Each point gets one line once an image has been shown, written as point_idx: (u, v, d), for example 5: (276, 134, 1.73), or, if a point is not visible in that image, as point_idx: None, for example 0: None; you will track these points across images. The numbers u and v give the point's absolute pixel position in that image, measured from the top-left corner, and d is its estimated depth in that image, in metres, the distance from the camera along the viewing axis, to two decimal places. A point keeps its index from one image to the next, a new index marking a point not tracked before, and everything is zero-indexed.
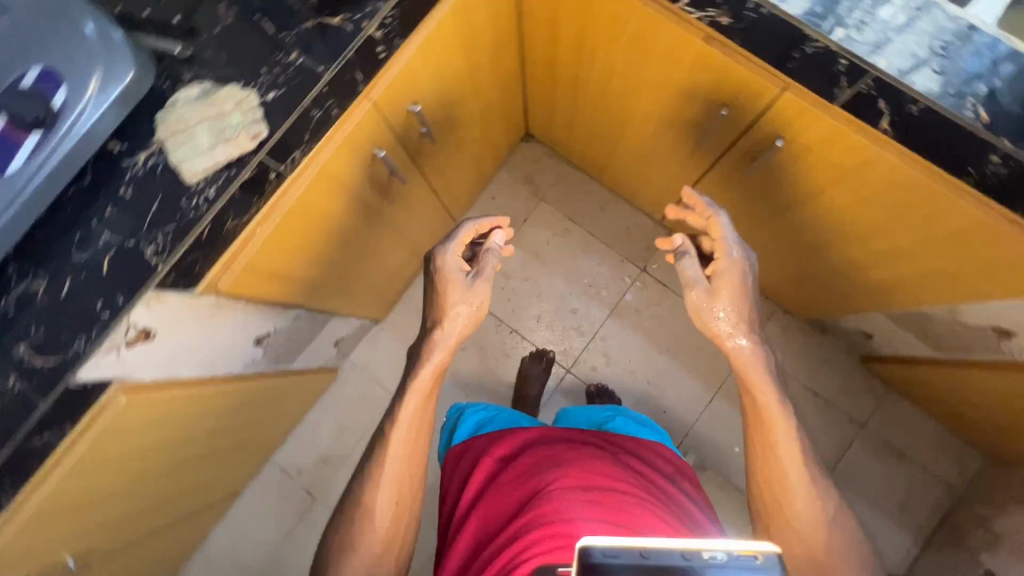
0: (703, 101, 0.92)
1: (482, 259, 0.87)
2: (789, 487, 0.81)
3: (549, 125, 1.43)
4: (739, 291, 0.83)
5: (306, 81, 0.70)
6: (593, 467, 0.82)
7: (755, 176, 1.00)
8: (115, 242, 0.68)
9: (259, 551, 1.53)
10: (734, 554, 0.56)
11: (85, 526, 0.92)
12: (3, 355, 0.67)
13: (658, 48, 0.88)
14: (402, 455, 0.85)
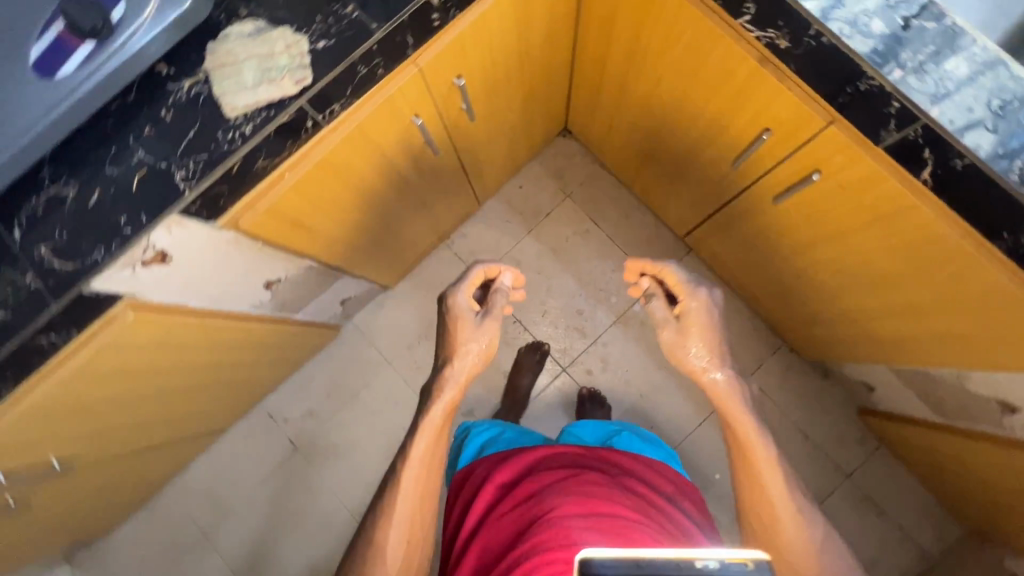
0: (745, 124, 0.91)
1: (490, 299, 0.96)
2: (777, 516, 0.81)
3: (588, 123, 1.43)
4: (707, 328, 0.91)
5: (358, 36, 0.70)
6: (593, 492, 0.82)
7: (783, 208, 0.99)
8: (148, 163, 0.70)
9: (234, 489, 1.57)
10: (728, 562, 0.53)
11: (73, 433, 0.95)
12: (26, 253, 0.69)
13: (709, 63, 0.87)
14: (414, 491, 0.86)
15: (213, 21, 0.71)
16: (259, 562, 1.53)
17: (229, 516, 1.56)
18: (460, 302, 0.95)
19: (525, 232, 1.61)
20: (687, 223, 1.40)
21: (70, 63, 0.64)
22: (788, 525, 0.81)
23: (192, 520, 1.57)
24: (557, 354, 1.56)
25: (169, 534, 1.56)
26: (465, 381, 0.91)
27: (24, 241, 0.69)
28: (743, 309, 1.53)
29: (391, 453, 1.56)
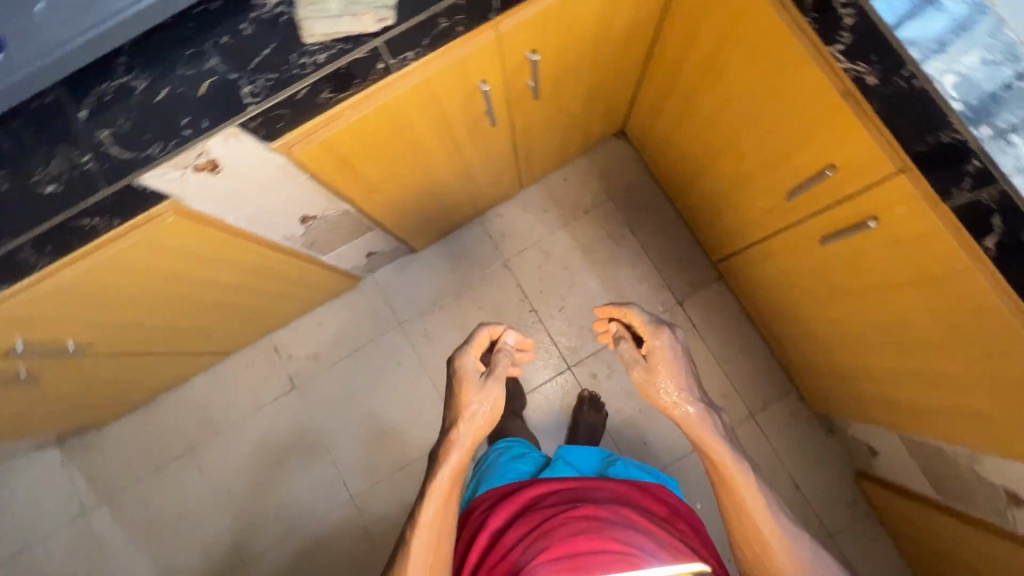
0: (810, 159, 0.88)
1: (495, 359, 0.95)
2: (769, 545, 0.81)
3: (647, 130, 1.41)
4: (674, 365, 0.89)
5: None
6: (577, 531, 0.82)
7: (829, 251, 0.96)
8: (219, 72, 0.70)
9: (227, 412, 1.60)
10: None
11: (93, 320, 0.97)
12: (88, 134, 0.71)
13: (787, 89, 0.85)
14: (424, 562, 0.83)
15: None
16: (237, 486, 1.57)
17: (217, 437, 1.60)
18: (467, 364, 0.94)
19: (560, 225, 1.60)
20: (726, 250, 1.37)
21: None
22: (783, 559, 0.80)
23: (182, 433, 1.60)
24: (566, 351, 1.56)
25: (158, 442, 1.60)
26: (471, 446, 0.89)
27: (88, 123, 0.71)
28: (761, 347, 1.50)
29: (384, 411, 1.57)
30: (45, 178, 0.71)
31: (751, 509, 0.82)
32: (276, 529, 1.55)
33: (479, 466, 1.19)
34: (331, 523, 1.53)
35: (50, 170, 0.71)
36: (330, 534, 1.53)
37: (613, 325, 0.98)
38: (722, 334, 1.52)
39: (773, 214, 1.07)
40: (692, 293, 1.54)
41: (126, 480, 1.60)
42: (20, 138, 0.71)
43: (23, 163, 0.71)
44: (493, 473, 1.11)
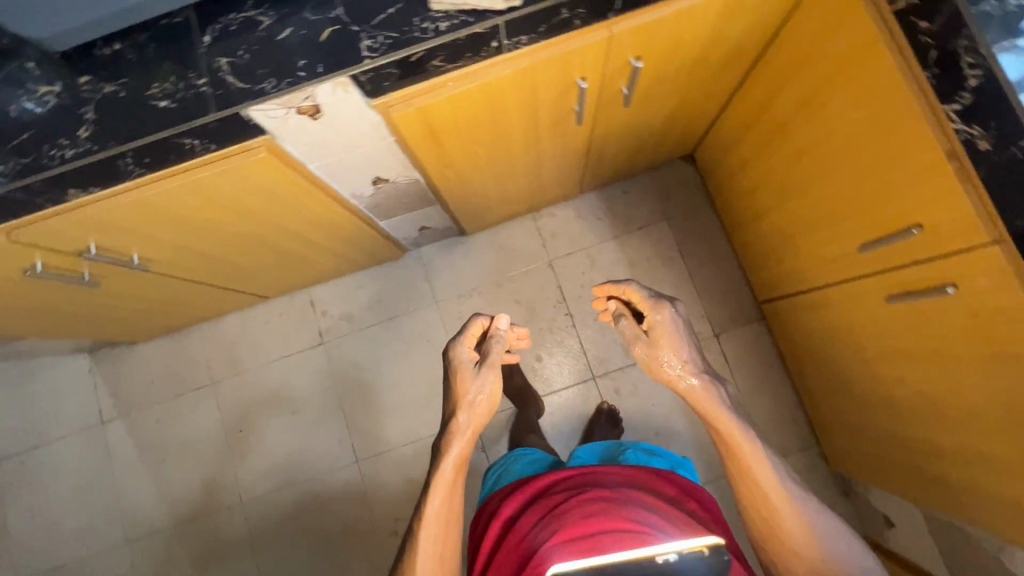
0: (893, 215, 0.87)
1: (488, 347, 0.92)
2: (777, 510, 0.84)
3: (718, 158, 1.40)
4: (675, 337, 0.86)
5: None
6: (584, 514, 0.81)
7: (894, 310, 0.95)
8: (343, 21, 0.72)
9: (254, 354, 1.63)
10: (682, 553, 0.73)
11: (163, 239, 1.00)
12: (207, 58, 0.73)
13: (885, 141, 0.84)
14: (433, 548, 0.86)
15: None
16: (249, 427, 1.60)
17: (239, 377, 1.63)
18: (462, 355, 0.92)
19: (612, 236, 1.59)
20: (777, 292, 1.36)
21: None
22: (791, 525, 0.84)
23: (206, 366, 1.64)
24: (594, 361, 1.56)
25: (181, 370, 1.64)
26: (472, 434, 0.89)
27: (210, 48, 0.73)
28: (791, 395, 1.48)
29: (405, 384, 1.59)
30: (160, 93, 0.73)
31: (762, 479, 0.84)
32: (279, 477, 1.58)
33: (495, 465, 1.19)
34: (333, 481, 1.56)
35: (166, 87, 0.73)
36: (331, 490, 1.56)
37: (612, 305, 0.95)
38: (754, 375, 1.49)
39: (838, 265, 1.06)
40: (730, 329, 1.53)
41: (145, 400, 1.64)
42: (145, 51, 0.74)
43: (143, 75, 0.74)
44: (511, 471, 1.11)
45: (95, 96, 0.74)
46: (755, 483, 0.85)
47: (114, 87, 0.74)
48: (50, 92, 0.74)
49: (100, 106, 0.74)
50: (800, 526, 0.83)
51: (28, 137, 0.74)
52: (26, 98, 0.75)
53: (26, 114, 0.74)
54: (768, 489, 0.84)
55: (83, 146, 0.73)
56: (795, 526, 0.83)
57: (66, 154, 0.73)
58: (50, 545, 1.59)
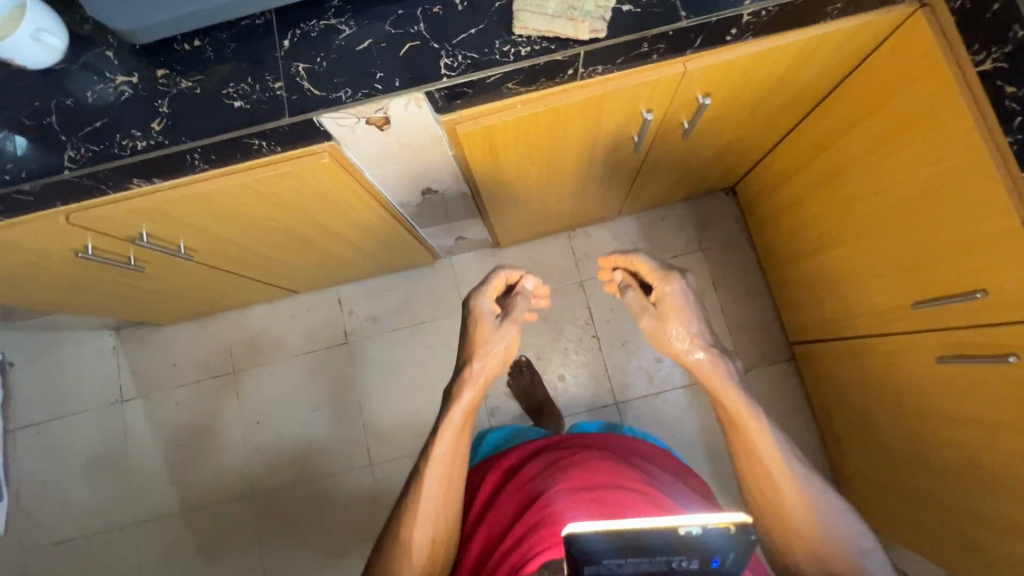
0: (954, 278, 0.86)
1: (511, 303, 0.89)
2: (777, 482, 0.76)
3: (762, 194, 1.39)
4: (685, 309, 0.81)
5: (663, 15, 0.71)
6: (591, 467, 0.86)
7: (944, 372, 0.93)
8: (423, 37, 0.72)
9: (277, 347, 1.63)
10: (709, 527, 0.56)
11: (212, 231, 1.01)
12: (285, 63, 0.74)
13: (954, 200, 0.83)
14: (439, 490, 0.81)
15: None
16: (266, 420, 1.60)
17: (260, 368, 1.63)
18: (483, 307, 0.88)
19: None
20: (812, 337, 1.34)
21: None
22: (792, 503, 0.75)
23: (229, 355, 1.64)
24: (616, 385, 1.54)
25: (205, 356, 1.64)
26: (487, 381, 0.84)
27: (288, 52, 0.74)
28: (817, 441, 1.44)
29: (425, 391, 1.59)
30: (235, 93, 0.74)
31: (763, 453, 0.76)
32: (291, 472, 1.57)
33: (496, 431, 1.21)
34: (345, 482, 1.55)
35: (242, 88, 0.74)
36: (342, 491, 1.55)
37: (618, 274, 0.90)
38: (782, 417, 1.46)
39: (883, 318, 1.05)
40: (758, 367, 1.50)
41: (166, 383, 1.64)
42: (224, 50, 0.75)
43: (220, 73, 0.74)
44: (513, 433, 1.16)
45: (171, 90, 0.74)
46: (754, 451, 0.76)
47: (190, 82, 0.74)
48: (127, 82, 0.76)
49: (174, 101, 0.74)
50: (800, 503, 0.75)
51: (101, 125, 0.75)
52: (105, 86, 0.76)
53: (103, 102, 0.75)
54: (769, 463, 0.76)
55: (154, 139, 0.74)
56: (797, 504, 0.75)
57: (138, 145, 0.74)
58: (59, 518, 1.60)
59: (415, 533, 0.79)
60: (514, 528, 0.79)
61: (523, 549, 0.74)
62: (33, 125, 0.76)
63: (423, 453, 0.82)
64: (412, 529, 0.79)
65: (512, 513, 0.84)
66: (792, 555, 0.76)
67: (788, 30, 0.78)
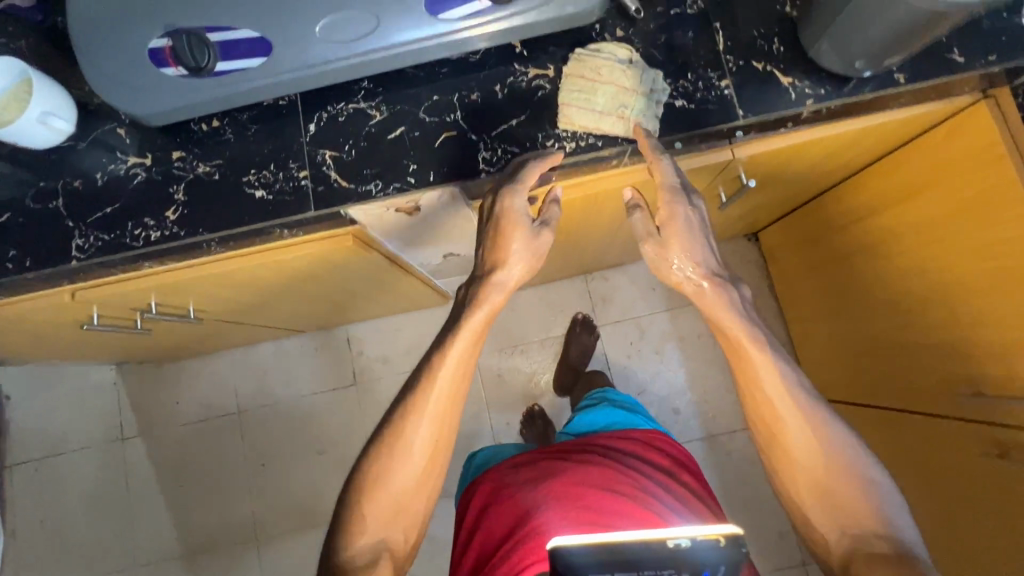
0: (990, 379, 0.85)
1: (544, 207, 0.69)
2: (781, 425, 0.67)
3: (787, 248, 1.36)
4: (693, 237, 0.67)
5: (719, 112, 0.66)
6: (583, 474, 0.78)
7: (978, 469, 0.90)
8: (460, 127, 0.68)
9: (285, 387, 1.59)
10: (697, 539, 0.54)
11: (223, 297, 0.95)
12: (310, 149, 0.69)
13: (997, 295, 0.81)
14: (445, 396, 0.67)
15: (589, 27, 0.68)
16: (271, 461, 1.56)
17: (266, 408, 1.59)
18: (516, 207, 0.65)
19: (664, 308, 1.54)
20: (835, 399, 1.30)
21: (456, 11, 0.62)
22: (801, 446, 0.67)
23: (234, 393, 1.60)
24: None
25: (209, 394, 1.60)
26: (495, 311, 0.68)
27: (314, 138, 0.69)
28: None
29: None
30: (256, 181, 0.69)
31: (772, 400, 0.68)
32: (297, 517, 1.54)
33: (485, 447, 1.04)
34: None
35: (264, 175, 0.69)
36: None
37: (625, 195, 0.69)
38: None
39: (912, 397, 1.02)
40: None
41: (170, 420, 1.59)
42: (244, 132, 0.70)
43: (241, 159, 0.69)
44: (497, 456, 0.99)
45: (187, 176, 0.70)
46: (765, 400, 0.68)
47: (208, 167, 0.70)
48: (140, 164, 0.71)
49: (191, 187, 0.70)
50: (808, 445, 0.67)
51: (112, 211, 0.70)
52: (116, 167, 0.71)
53: (114, 185, 0.71)
54: (777, 408, 0.67)
55: (168, 229, 0.69)
56: (803, 444, 0.67)
57: (151, 236, 0.69)
58: (56, 560, 1.55)
59: (412, 443, 0.67)
60: (507, 543, 0.73)
61: (513, 562, 0.70)
62: (40, 207, 0.71)
63: (414, 373, 0.69)
64: (413, 434, 0.67)
65: (502, 525, 0.76)
66: (808, 508, 0.67)
67: (847, 120, 0.73)
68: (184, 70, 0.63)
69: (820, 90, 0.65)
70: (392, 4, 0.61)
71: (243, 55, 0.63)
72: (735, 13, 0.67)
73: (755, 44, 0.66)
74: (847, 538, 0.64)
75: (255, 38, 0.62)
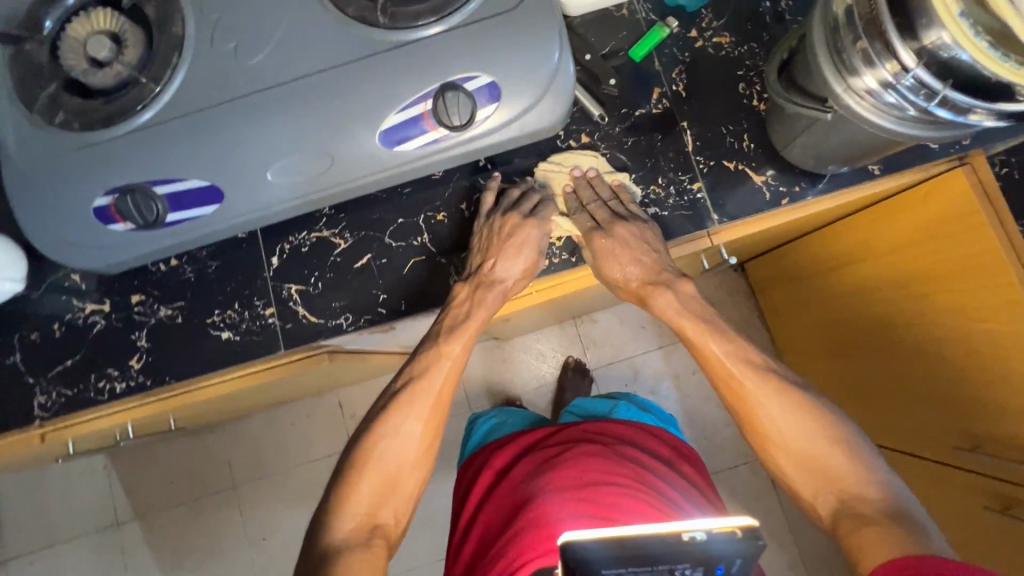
0: (971, 430, 0.85)
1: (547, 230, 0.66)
2: (752, 402, 0.62)
3: (762, 288, 1.32)
4: (631, 255, 0.64)
5: (693, 219, 0.65)
6: (581, 465, 0.70)
7: (971, 515, 0.90)
8: (429, 252, 0.67)
9: (279, 458, 1.53)
10: (715, 532, 0.43)
11: (202, 412, 0.91)
12: (275, 284, 0.66)
13: (976, 351, 0.80)
14: (435, 395, 0.64)
15: (553, 136, 0.66)
16: (271, 536, 1.50)
17: (261, 480, 1.52)
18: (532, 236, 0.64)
19: (656, 346, 1.44)
20: None
21: (414, 142, 0.60)
22: (781, 422, 0.61)
23: (228, 468, 1.54)
24: None
25: (200, 471, 1.54)
26: (475, 333, 0.63)
27: (278, 273, 0.66)
28: None
29: None
30: (222, 321, 0.66)
31: (746, 381, 0.63)
32: None
33: (488, 413, 0.93)
34: None
35: (229, 315, 0.66)
36: None
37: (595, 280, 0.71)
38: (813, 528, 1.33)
39: (897, 436, 1.02)
40: None
41: (164, 502, 1.53)
42: (205, 270, 0.67)
43: (204, 298, 0.67)
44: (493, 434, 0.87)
45: (149, 320, 0.67)
46: (732, 381, 0.63)
47: (170, 310, 0.67)
48: (98, 310, 0.68)
49: (153, 333, 0.67)
50: (790, 415, 0.61)
51: (72, 363, 0.67)
52: (73, 316, 0.68)
53: (73, 335, 0.67)
54: (754, 383, 0.62)
55: (133, 379, 0.66)
56: (783, 415, 0.61)
57: (116, 387, 0.66)
58: None
59: (403, 433, 0.62)
60: (506, 533, 0.66)
61: (510, 558, 0.63)
62: None
63: (396, 392, 0.64)
64: (403, 424, 0.62)
65: (496, 523, 0.70)
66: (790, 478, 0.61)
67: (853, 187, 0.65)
68: (133, 225, 0.60)
69: (794, 187, 0.64)
70: (346, 140, 0.58)
71: (194, 205, 0.60)
72: (701, 110, 0.66)
73: (724, 142, 0.65)
74: (834, 501, 0.58)
75: (204, 187, 0.59)
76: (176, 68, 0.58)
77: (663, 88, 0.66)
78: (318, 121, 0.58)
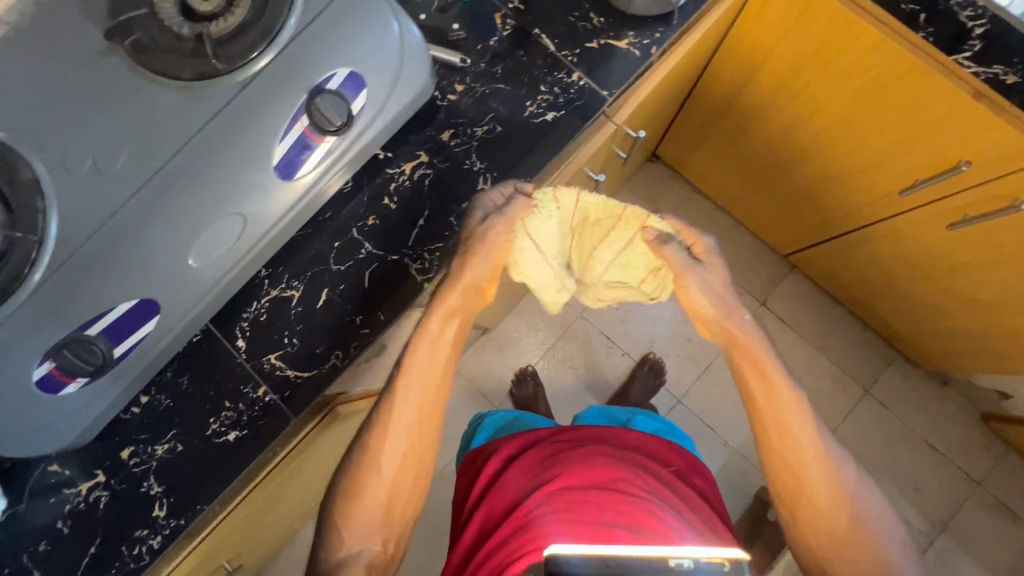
0: (910, 167, 0.91)
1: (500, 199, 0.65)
2: (770, 392, 0.65)
3: (678, 163, 1.35)
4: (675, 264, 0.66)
5: (589, 100, 0.69)
6: (582, 469, 0.66)
7: (952, 236, 0.94)
8: (378, 256, 0.67)
9: None
10: (702, 561, 0.49)
11: (239, 546, 0.83)
12: (253, 363, 0.65)
13: (875, 103, 0.87)
14: (418, 409, 0.64)
15: (431, 100, 0.68)
16: None
17: None
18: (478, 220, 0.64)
19: None
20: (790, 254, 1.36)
21: (310, 163, 0.60)
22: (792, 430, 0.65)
23: None
24: (672, 382, 1.37)
25: None
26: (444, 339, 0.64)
27: (250, 350, 0.65)
28: (860, 325, 1.38)
29: None
30: (222, 426, 0.65)
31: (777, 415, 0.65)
32: None
33: (497, 411, 0.92)
34: None
35: (226, 416, 0.65)
36: None
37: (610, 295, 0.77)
38: (836, 336, 1.38)
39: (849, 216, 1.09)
40: (773, 290, 1.40)
41: None
42: (180, 387, 0.65)
43: (191, 415, 0.64)
44: (517, 421, 0.88)
45: (151, 465, 0.64)
46: (764, 376, 0.66)
47: (166, 443, 0.64)
48: (96, 485, 0.63)
49: (162, 474, 0.64)
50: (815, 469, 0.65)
51: (98, 549, 0.63)
52: (72, 505, 0.63)
53: (83, 523, 0.63)
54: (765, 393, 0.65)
55: (166, 527, 0.63)
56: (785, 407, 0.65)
57: (154, 544, 0.63)
58: None
59: (385, 452, 0.62)
60: (496, 535, 0.63)
61: (512, 548, 0.60)
62: None
63: (371, 415, 0.64)
64: (382, 443, 0.63)
65: (491, 519, 0.67)
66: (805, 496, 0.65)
67: (697, 18, 0.72)
68: (85, 378, 0.57)
69: (654, 34, 0.69)
70: (251, 193, 0.58)
71: (134, 327, 0.58)
72: (544, 13, 0.69)
73: (577, 29, 0.69)
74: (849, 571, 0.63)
75: (136, 305, 0.56)
76: (46, 211, 0.52)
77: (502, 11, 0.70)
78: (211, 188, 0.56)
